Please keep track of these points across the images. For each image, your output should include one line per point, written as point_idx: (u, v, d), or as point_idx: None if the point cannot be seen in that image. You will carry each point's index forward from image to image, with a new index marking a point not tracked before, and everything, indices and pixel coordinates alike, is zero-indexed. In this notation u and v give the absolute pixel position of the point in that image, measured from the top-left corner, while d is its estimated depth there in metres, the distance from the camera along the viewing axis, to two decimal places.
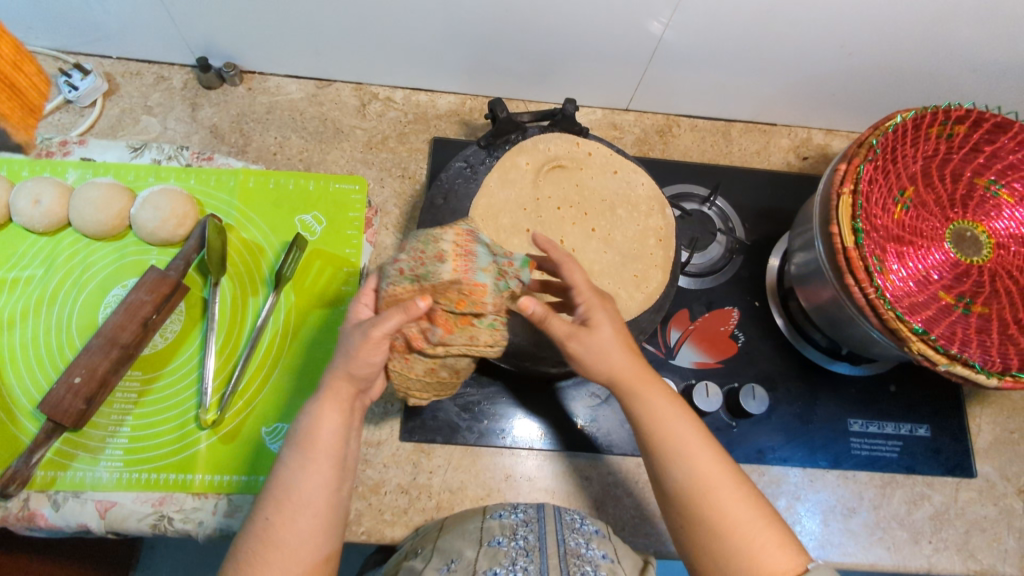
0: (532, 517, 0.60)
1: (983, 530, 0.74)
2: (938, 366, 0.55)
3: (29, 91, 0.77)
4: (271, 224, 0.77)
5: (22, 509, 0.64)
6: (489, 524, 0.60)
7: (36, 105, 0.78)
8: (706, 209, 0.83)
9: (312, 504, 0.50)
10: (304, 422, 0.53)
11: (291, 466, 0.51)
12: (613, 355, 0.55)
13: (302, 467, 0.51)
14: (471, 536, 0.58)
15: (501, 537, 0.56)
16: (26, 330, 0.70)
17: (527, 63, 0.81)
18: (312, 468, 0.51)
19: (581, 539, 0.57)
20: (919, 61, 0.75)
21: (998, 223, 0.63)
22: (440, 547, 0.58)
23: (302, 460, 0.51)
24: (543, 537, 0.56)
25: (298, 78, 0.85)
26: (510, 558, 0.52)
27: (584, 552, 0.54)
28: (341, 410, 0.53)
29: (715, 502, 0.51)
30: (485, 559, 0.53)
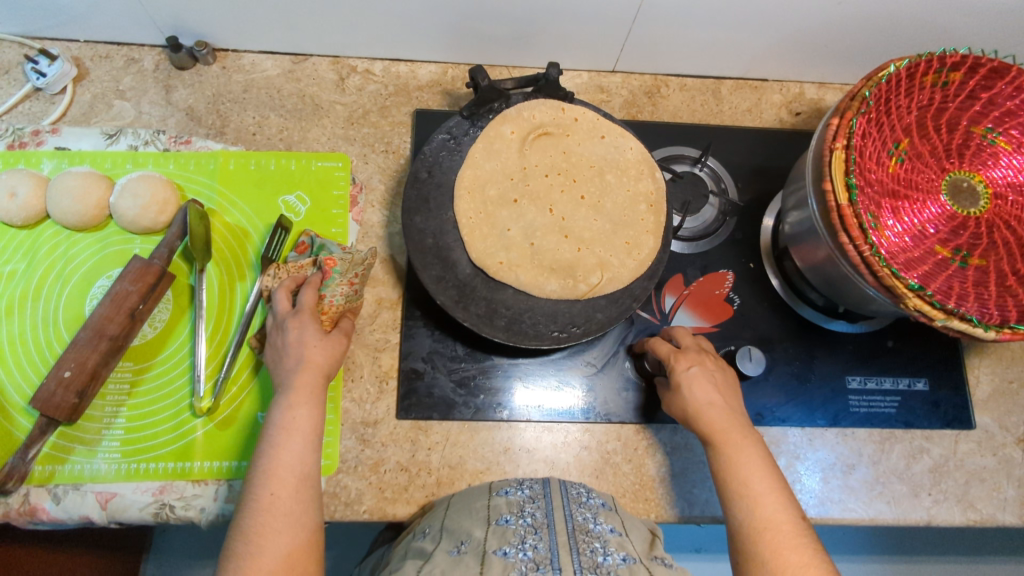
0: (538, 493, 0.60)
1: (983, 480, 0.74)
2: (935, 321, 0.54)
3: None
4: (255, 207, 0.76)
5: (22, 504, 0.64)
6: (496, 502, 0.60)
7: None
8: (697, 170, 0.81)
9: (305, 477, 0.55)
10: (279, 410, 0.58)
11: (281, 446, 0.55)
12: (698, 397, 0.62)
13: (289, 446, 0.56)
14: (478, 516, 0.58)
15: (509, 516, 0.56)
16: (12, 326, 0.69)
17: (508, 28, 0.79)
18: (295, 445, 0.56)
19: (588, 515, 0.57)
20: (912, 6, 0.72)
21: (995, 171, 0.61)
22: (449, 527, 0.58)
23: (288, 442, 0.56)
24: (551, 514, 0.56)
25: (273, 54, 0.83)
26: (520, 537, 0.52)
27: (592, 528, 0.54)
28: (311, 398, 0.59)
29: (776, 542, 0.53)
30: (494, 538, 0.53)
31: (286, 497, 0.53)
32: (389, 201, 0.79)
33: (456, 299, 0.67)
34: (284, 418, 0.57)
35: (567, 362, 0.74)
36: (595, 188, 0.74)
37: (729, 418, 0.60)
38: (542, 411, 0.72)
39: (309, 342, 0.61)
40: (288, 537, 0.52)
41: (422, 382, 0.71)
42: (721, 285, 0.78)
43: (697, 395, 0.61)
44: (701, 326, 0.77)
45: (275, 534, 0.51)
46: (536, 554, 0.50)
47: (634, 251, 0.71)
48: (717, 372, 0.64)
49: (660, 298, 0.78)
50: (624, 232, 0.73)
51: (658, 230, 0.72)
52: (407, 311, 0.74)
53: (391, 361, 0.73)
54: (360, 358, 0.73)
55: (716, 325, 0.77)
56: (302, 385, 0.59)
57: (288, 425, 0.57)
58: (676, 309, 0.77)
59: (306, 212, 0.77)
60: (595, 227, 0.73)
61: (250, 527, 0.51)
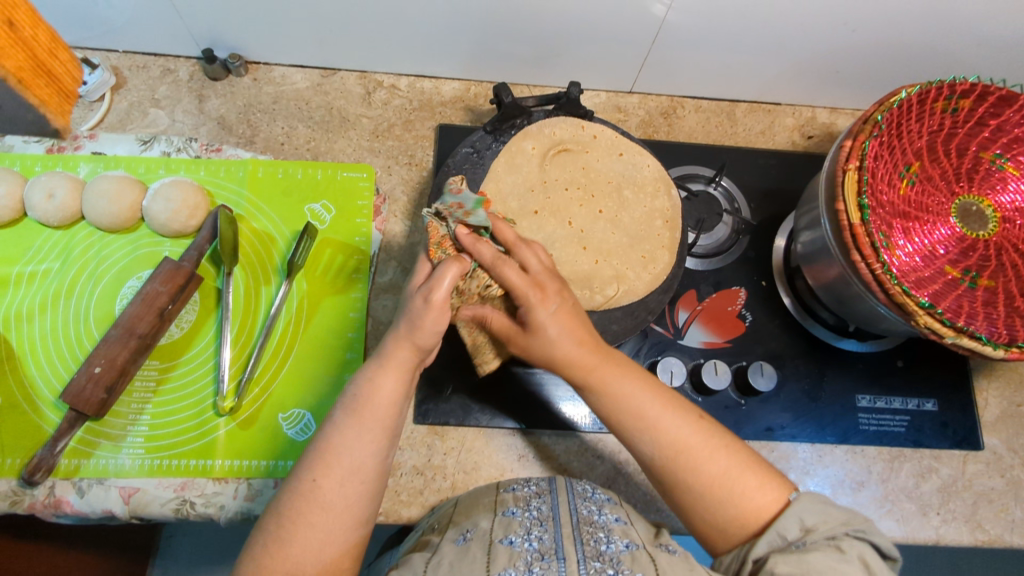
0: (544, 489, 0.61)
1: (991, 501, 0.75)
2: (945, 339, 0.56)
3: (66, 78, 0.77)
4: (282, 214, 0.78)
5: (48, 496, 0.66)
6: (503, 497, 0.61)
7: (71, 91, 0.79)
8: (711, 189, 0.83)
9: (359, 470, 0.51)
10: (359, 388, 0.54)
11: (349, 431, 0.52)
12: (561, 345, 0.56)
13: (359, 437, 0.52)
14: (485, 509, 0.60)
15: (515, 508, 0.58)
16: (44, 322, 0.71)
17: (531, 48, 0.82)
18: (359, 435, 0.52)
19: (593, 507, 0.58)
20: (923, 36, 0.75)
21: (1004, 196, 0.63)
22: (456, 520, 0.60)
23: (357, 430, 0.52)
24: (555, 507, 0.57)
25: (303, 68, 0.86)
26: (524, 527, 0.54)
27: (597, 519, 0.55)
28: (398, 378, 0.54)
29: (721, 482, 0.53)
30: (499, 528, 0.55)
31: (333, 488, 0.50)
32: (412, 212, 0.81)
33: None
34: (358, 399, 0.53)
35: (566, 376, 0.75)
36: (611, 202, 0.76)
37: (591, 351, 0.57)
38: (541, 421, 0.73)
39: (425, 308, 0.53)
40: (322, 532, 0.50)
41: (439, 389, 0.73)
42: (734, 301, 0.80)
43: (561, 345, 0.56)
44: (714, 341, 0.79)
45: (308, 526, 0.50)
46: (540, 545, 0.51)
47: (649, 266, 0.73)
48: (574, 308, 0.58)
49: (674, 312, 0.79)
50: (641, 247, 0.74)
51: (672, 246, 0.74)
52: None
53: None
54: None
55: (728, 339, 0.79)
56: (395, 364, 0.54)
57: (361, 411, 0.52)
58: (689, 323, 0.79)
59: (331, 220, 0.79)
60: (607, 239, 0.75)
61: (288, 512, 0.50)
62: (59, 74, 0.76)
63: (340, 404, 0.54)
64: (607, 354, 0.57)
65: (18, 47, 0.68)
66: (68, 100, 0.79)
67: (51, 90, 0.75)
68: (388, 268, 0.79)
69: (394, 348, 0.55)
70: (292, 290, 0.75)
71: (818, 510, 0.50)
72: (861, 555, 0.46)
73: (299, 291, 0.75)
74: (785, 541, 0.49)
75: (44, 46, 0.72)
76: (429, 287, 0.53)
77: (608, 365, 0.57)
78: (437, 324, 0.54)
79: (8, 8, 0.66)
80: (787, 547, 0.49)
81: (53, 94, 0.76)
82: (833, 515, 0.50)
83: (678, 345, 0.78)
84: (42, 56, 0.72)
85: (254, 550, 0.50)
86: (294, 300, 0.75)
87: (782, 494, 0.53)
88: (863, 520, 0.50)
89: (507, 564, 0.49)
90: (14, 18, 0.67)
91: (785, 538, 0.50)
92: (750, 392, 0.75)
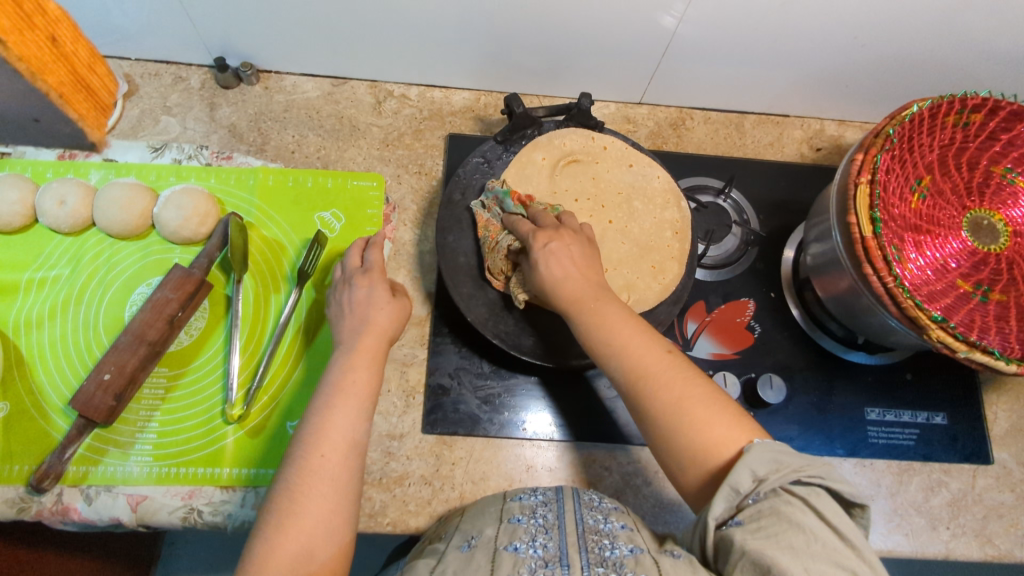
0: (551, 498, 0.60)
1: (1001, 516, 0.74)
2: (958, 353, 0.55)
3: (103, 92, 0.78)
4: (292, 222, 0.78)
5: (55, 503, 0.66)
6: (509, 505, 0.61)
7: (108, 104, 0.80)
8: (721, 200, 0.84)
9: (355, 443, 0.56)
10: (334, 374, 0.60)
11: (334, 410, 0.57)
12: (566, 282, 0.60)
13: (342, 412, 0.57)
14: (491, 517, 0.60)
15: (521, 515, 0.58)
16: (54, 328, 0.71)
17: (541, 59, 0.82)
18: (350, 409, 0.57)
19: (599, 516, 0.57)
20: (933, 51, 0.75)
21: (1016, 211, 0.63)
22: (462, 528, 0.60)
23: (344, 406, 0.57)
24: (562, 515, 0.56)
25: (313, 77, 0.86)
26: (529, 535, 0.54)
27: (603, 528, 0.55)
28: (368, 367, 0.61)
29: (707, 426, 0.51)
30: (504, 535, 0.55)
31: (335, 463, 0.54)
32: (422, 221, 0.81)
33: (487, 316, 0.70)
34: (341, 378, 0.59)
35: (573, 387, 0.75)
36: (621, 213, 0.76)
37: (589, 287, 0.60)
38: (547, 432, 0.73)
39: (379, 304, 0.65)
40: (329, 505, 0.53)
41: (448, 398, 0.73)
42: (743, 312, 0.80)
43: (556, 272, 0.61)
44: (723, 352, 0.78)
45: (318, 498, 0.52)
46: (545, 552, 0.51)
47: (659, 276, 0.73)
48: (576, 251, 0.62)
49: (683, 324, 0.79)
50: (650, 258, 0.74)
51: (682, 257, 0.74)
52: (435, 327, 0.76)
53: (418, 376, 0.74)
54: (389, 373, 0.74)
55: (737, 351, 0.78)
56: (365, 350, 0.62)
57: (344, 386, 0.59)
58: (698, 334, 0.79)
59: (341, 228, 0.79)
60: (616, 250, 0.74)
61: (292, 485, 0.53)
62: (97, 87, 0.77)
63: (329, 381, 0.59)
64: (600, 289, 0.60)
65: (60, 63, 0.68)
66: (105, 113, 0.79)
67: (89, 104, 0.75)
68: (397, 277, 0.79)
69: (360, 338, 0.63)
70: (301, 298, 0.75)
71: (770, 459, 0.47)
72: (817, 511, 0.45)
73: (309, 299, 0.75)
74: (739, 495, 0.47)
75: (83, 61, 0.73)
76: (371, 302, 0.65)
77: (589, 290, 0.60)
78: (365, 335, 0.63)
79: (52, 26, 0.66)
80: (743, 502, 0.47)
81: (91, 107, 0.76)
82: (784, 462, 0.47)
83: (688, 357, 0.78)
84: (82, 70, 0.72)
85: (266, 530, 0.51)
86: (304, 308, 0.75)
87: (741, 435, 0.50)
88: (820, 463, 0.48)
89: (511, 571, 0.48)
90: (58, 34, 0.67)
91: (738, 491, 0.47)
92: (759, 404, 0.75)
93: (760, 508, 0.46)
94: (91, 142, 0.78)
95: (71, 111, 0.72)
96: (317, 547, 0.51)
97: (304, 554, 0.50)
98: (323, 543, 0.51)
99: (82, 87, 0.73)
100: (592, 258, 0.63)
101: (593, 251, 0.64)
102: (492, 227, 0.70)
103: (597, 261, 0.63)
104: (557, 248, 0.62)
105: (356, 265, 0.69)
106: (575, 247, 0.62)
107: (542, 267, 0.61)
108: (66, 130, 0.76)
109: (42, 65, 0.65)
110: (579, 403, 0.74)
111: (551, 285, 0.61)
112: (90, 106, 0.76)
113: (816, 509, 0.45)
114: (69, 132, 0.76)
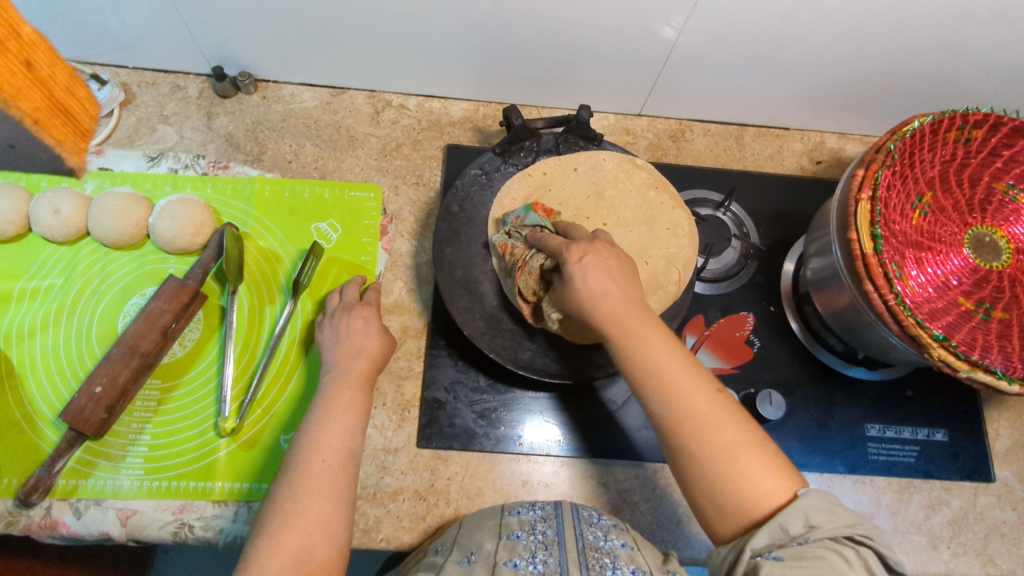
0: (550, 513, 0.60)
1: (1003, 535, 0.74)
2: (960, 372, 0.55)
3: (82, 115, 0.76)
4: (288, 232, 0.78)
5: (44, 517, 0.65)
6: (507, 520, 0.60)
7: (87, 129, 0.78)
8: (720, 214, 0.83)
9: (352, 453, 0.56)
10: (328, 390, 0.60)
11: (332, 420, 0.57)
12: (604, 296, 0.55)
13: (339, 421, 0.57)
14: (490, 531, 0.59)
15: (520, 532, 0.57)
16: (46, 339, 0.71)
17: (541, 70, 0.82)
18: (348, 421, 0.58)
19: (599, 533, 0.57)
20: (934, 65, 0.75)
21: (1018, 228, 0.63)
22: (460, 542, 0.59)
23: (340, 417, 0.57)
24: (560, 532, 0.56)
25: (312, 87, 0.86)
26: (529, 551, 0.53)
27: (603, 545, 0.54)
28: (359, 386, 0.61)
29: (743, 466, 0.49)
30: (504, 551, 0.54)
31: (335, 467, 0.54)
32: (419, 232, 0.81)
33: (483, 330, 0.70)
34: (336, 394, 0.59)
35: (569, 403, 0.74)
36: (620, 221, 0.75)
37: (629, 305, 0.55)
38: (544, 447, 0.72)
39: (372, 336, 0.65)
40: (330, 504, 0.52)
41: (443, 412, 0.72)
42: (742, 326, 0.79)
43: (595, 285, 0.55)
44: (722, 367, 0.78)
45: (320, 499, 0.52)
46: (546, 568, 0.50)
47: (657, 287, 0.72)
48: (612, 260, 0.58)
49: (681, 338, 0.79)
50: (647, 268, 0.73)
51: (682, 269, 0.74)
52: (432, 340, 0.75)
53: (414, 390, 0.74)
54: (384, 386, 0.73)
55: (736, 365, 0.78)
56: (356, 372, 0.62)
57: (341, 402, 0.59)
58: (697, 348, 0.78)
59: (337, 239, 0.78)
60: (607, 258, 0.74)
61: (293, 486, 0.52)
62: (76, 111, 0.75)
63: (324, 396, 0.59)
64: (643, 309, 0.56)
65: (36, 87, 0.67)
66: (84, 138, 0.78)
67: (67, 128, 0.73)
68: (393, 289, 0.78)
69: (351, 363, 0.62)
70: (297, 309, 0.74)
71: (825, 508, 0.47)
72: (865, 564, 0.45)
73: (304, 310, 0.74)
74: (787, 536, 0.46)
75: (62, 86, 0.71)
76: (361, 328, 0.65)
77: (627, 313, 0.55)
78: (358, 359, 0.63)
79: (27, 49, 0.65)
80: (788, 542, 0.46)
81: (70, 132, 0.74)
82: (838, 514, 0.47)
83: None
84: (60, 95, 0.71)
85: (267, 525, 0.50)
86: (299, 319, 0.74)
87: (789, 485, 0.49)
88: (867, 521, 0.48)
89: None
90: (32, 58, 0.65)
91: (788, 532, 0.46)
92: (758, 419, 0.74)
93: (804, 551, 0.45)
94: (70, 167, 0.76)
95: (48, 137, 0.70)
96: (317, 544, 0.50)
97: (305, 552, 0.49)
98: (323, 540, 0.50)
99: (60, 112, 0.71)
100: (630, 268, 0.58)
101: (630, 263, 0.59)
102: (518, 249, 0.66)
103: (634, 274, 0.58)
104: (594, 263, 0.56)
105: (355, 298, 0.69)
106: (611, 260, 0.57)
107: (580, 284, 0.55)
108: (44, 156, 0.73)
109: (18, 91, 0.64)
110: (579, 417, 0.74)
111: (589, 300, 0.55)
112: (68, 130, 0.74)
113: (865, 566, 0.45)
114: (47, 159, 0.74)
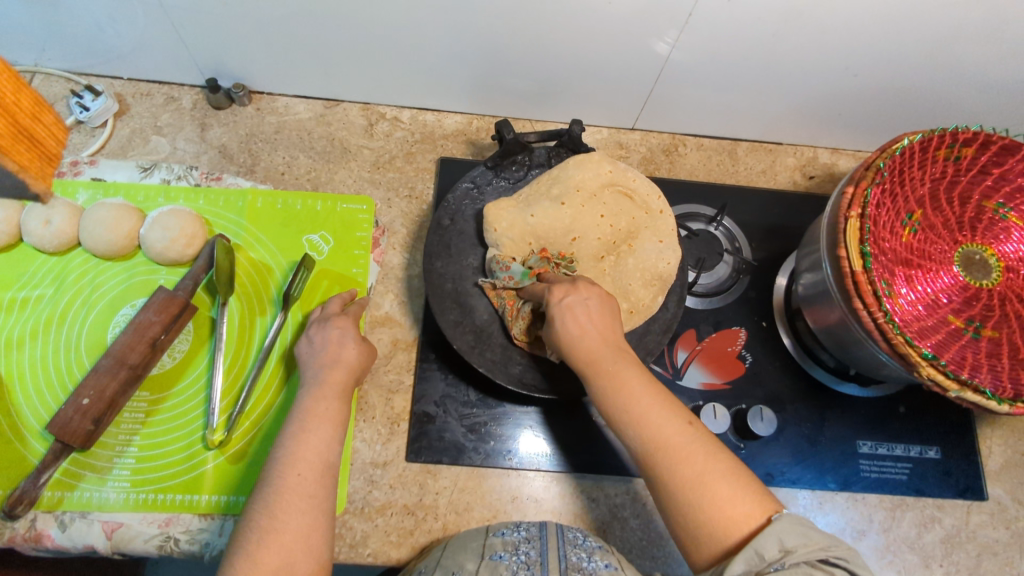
0: (535, 535, 0.59)
1: (995, 554, 0.73)
2: (949, 392, 0.54)
3: (49, 136, 0.76)
4: (279, 244, 0.78)
5: (28, 529, 0.65)
6: (491, 541, 0.60)
7: (55, 151, 0.77)
8: (712, 229, 0.83)
9: (330, 464, 0.56)
10: (306, 400, 0.59)
11: (312, 431, 0.56)
12: (586, 338, 0.57)
13: (318, 431, 0.57)
14: (473, 552, 0.58)
15: (503, 552, 0.56)
16: (35, 349, 0.70)
17: (535, 84, 0.82)
18: (324, 432, 0.57)
19: (583, 554, 0.56)
20: (924, 81, 0.75)
21: (1007, 246, 0.63)
22: (443, 563, 0.58)
23: (319, 428, 0.57)
24: (544, 553, 0.55)
25: (307, 99, 0.86)
26: (511, 571, 0.53)
27: (586, 566, 0.54)
28: (339, 396, 0.60)
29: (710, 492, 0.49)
30: (485, 570, 0.54)
31: (312, 480, 0.53)
32: (410, 244, 0.81)
33: (472, 344, 0.70)
34: (313, 405, 0.58)
35: (561, 419, 0.74)
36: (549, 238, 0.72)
37: (601, 344, 0.57)
38: (534, 463, 0.72)
39: (348, 344, 0.64)
40: (309, 518, 0.52)
41: (433, 426, 0.72)
42: (734, 341, 0.79)
43: (571, 327, 0.58)
44: (713, 382, 0.77)
45: (298, 513, 0.51)
46: None
47: (659, 235, 0.73)
48: (592, 304, 0.59)
49: (673, 352, 0.78)
50: (640, 234, 0.73)
51: (612, 182, 0.73)
52: (422, 353, 0.75)
53: (404, 404, 0.73)
54: (374, 400, 0.73)
55: (728, 381, 0.77)
56: (334, 382, 0.61)
57: (317, 413, 0.58)
58: (688, 363, 0.78)
59: (329, 251, 0.78)
60: (618, 285, 0.72)
61: (273, 501, 0.52)
62: None
63: (300, 407, 0.59)
64: (617, 348, 0.57)
65: None
66: (54, 159, 0.77)
67: None
68: (384, 302, 0.78)
69: (328, 372, 0.62)
70: (288, 322, 0.74)
71: (798, 532, 0.46)
72: None
73: (295, 322, 0.74)
74: (763, 562, 0.45)
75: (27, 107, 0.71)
76: (346, 337, 0.65)
77: (605, 352, 0.56)
78: (339, 376, 0.62)
79: None
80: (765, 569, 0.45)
81: None
82: (813, 538, 0.46)
83: (678, 386, 0.77)
84: None
85: (245, 544, 0.49)
86: (288, 332, 0.74)
87: (764, 509, 0.48)
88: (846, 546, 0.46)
89: None
90: None
91: (764, 557, 0.45)
92: (750, 435, 0.74)
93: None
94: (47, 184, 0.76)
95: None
96: (297, 561, 0.49)
97: (286, 568, 0.48)
98: (305, 557, 0.50)
99: None
100: (613, 308, 0.60)
101: (615, 304, 0.61)
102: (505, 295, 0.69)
103: (617, 314, 0.60)
104: (573, 302, 0.59)
105: (336, 310, 0.68)
106: (592, 301, 0.59)
107: (558, 324, 0.58)
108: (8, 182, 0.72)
109: None
110: (567, 433, 0.73)
111: (564, 339, 0.58)
112: None
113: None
114: None
